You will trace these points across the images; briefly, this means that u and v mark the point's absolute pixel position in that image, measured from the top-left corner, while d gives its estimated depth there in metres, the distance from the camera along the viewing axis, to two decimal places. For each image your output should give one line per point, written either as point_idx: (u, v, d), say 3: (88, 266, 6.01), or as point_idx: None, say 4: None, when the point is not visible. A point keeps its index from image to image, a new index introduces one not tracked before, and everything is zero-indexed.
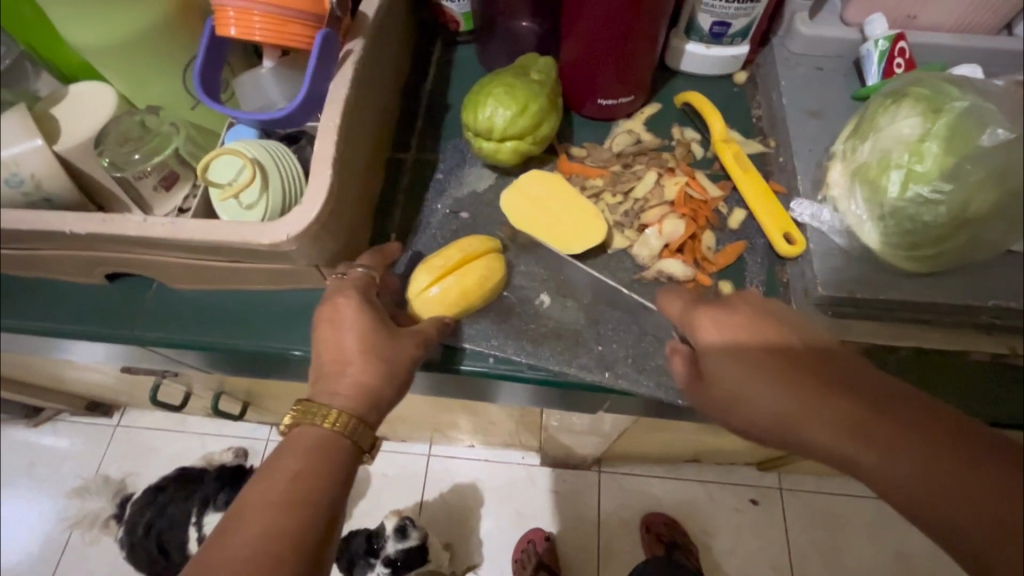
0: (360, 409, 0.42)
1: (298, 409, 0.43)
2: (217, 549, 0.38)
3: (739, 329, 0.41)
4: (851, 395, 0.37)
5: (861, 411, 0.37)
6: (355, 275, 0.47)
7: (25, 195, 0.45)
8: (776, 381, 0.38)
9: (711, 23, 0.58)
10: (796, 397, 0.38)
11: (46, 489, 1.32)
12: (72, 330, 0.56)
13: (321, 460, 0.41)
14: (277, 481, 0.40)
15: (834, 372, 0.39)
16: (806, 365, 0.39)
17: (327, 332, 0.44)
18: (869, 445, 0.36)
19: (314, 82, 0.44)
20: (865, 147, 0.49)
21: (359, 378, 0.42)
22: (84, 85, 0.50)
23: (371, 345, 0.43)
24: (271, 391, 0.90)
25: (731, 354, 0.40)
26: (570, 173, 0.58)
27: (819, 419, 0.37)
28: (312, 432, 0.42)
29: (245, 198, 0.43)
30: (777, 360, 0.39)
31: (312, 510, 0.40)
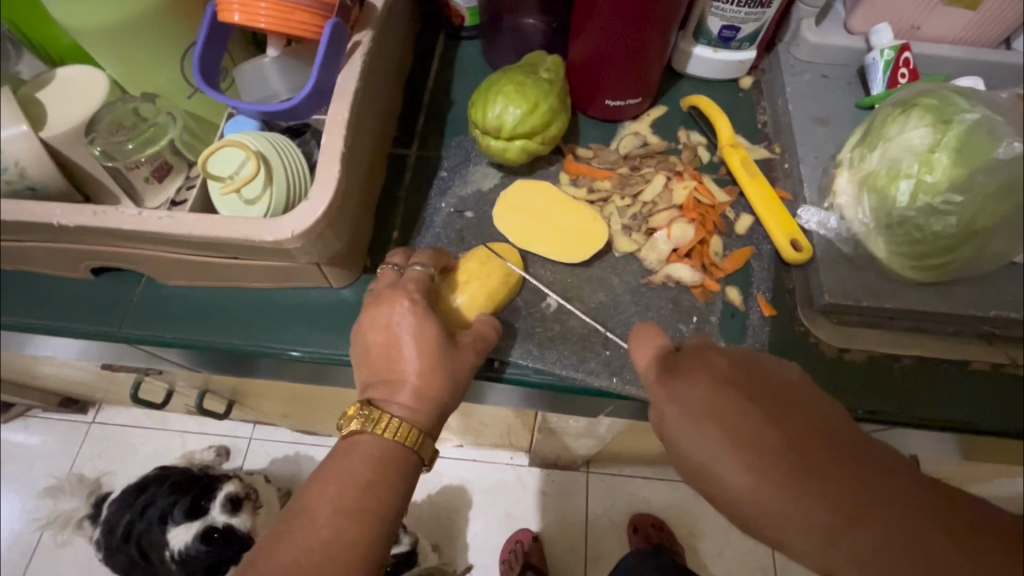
0: (423, 420, 0.41)
1: (362, 413, 0.41)
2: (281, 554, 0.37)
3: (722, 415, 0.39)
4: (830, 478, 0.37)
5: (842, 499, 0.37)
6: (413, 275, 0.45)
7: (8, 183, 0.43)
8: (765, 481, 0.37)
9: (720, 27, 0.58)
10: (788, 496, 0.37)
11: (16, 488, 1.26)
12: (53, 327, 0.54)
13: (389, 471, 0.40)
14: (346, 489, 0.39)
15: (814, 452, 0.38)
16: (790, 456, 0.37)
17: (380, 336, 0.43)
18: (844, 532, 0.37)
19: (322, 73, 0.42)
20: (874, 155, 0.49)
21: (423, 390, 0.41)
22: (72, 68, 0.48)
23: (432, 357, 0.42)
24: (258, 390, 0.88)
25: (715, 450, 0.38)
26: (576, 174, 0.57)
27: (805, 515, 0.37)
28: (376, 441, 0.40)
29: (247, 192, 0.41)
30: (750, 446, 0.38)
31: (381, 521, 0.39)
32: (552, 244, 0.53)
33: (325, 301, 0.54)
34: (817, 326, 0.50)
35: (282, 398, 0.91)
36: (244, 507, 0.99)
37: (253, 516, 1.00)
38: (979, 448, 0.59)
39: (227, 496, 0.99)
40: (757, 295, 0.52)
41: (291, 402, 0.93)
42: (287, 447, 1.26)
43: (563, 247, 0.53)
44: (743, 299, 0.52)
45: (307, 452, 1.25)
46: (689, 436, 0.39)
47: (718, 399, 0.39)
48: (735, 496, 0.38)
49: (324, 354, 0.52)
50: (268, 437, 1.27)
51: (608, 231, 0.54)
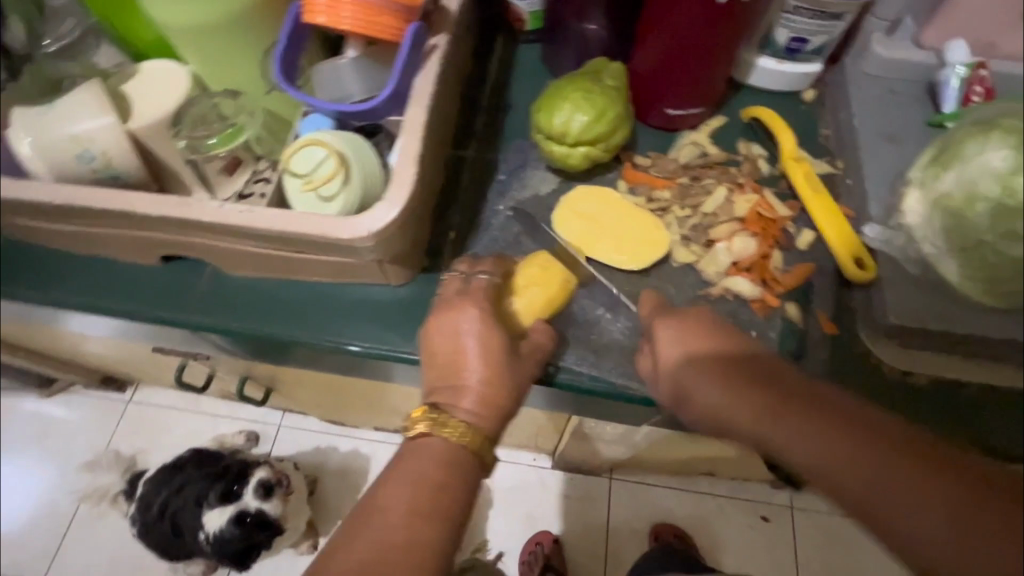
0: (488, 426, 0.42)
1: (429, 416, 0.42)
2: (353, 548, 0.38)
3: (704, 338, 0.43)
4: (810, 402, 0.39)
5: (822, 418, 0.38)
6: (479, 282, 0.46)
7: (94, 171, 0.45)
8: (746, 393, 0.40)
9: (787, 38, 0.57)
10: (761, 407, 0.39)
11: (58, 460, 1.31)
12: (120, 309, 0.56)
13: (456, 475, 0.41)
14: (418, 491, 0.39)
15: (792, 381, 0.40)
16: (767, 377, 0.41)
17: (447, 342, 0.44)
18: (825, 448, 0.37)
19: (401, 76, 0.43)
20: (948, 176, 0.46)
21: (490, 395, 0.42)
22: (156, 62, 0.49)
23: (499, 364, 0.42)
24: (295, 379, 0.89)
25: (694, 369, 0.42)
26: (634, 182, 0.57)
27: (783, 427, 0.39)
28: (443, 445, 0.41)
29: (324, 190, 0.42)
30: (728, 366, 0.41)
31: (449, 523, 0.39)
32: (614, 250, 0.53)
33: (382, 297, 0.54)
34: (880, 347, 0.50)
35: (319, 388, 0.92)
36: (276, 494, 1.00)
37: (284, 503, 1.02)
38: None
39: (260, 481, 0.99)
40: (818, 313, 0.52)
41: (327, 392, 0.95)
42: (316, 436, 1.28)
43: (624, 252, 0.53)
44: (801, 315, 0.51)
45: (334, 442, 1.27)
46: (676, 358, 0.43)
47: (702, 324, 0.44)
48: (711, 408, 0.41)
49: (379, 350, 0.53)
50: (297, 425, 1.29)
51: (669, 240, 0.54)
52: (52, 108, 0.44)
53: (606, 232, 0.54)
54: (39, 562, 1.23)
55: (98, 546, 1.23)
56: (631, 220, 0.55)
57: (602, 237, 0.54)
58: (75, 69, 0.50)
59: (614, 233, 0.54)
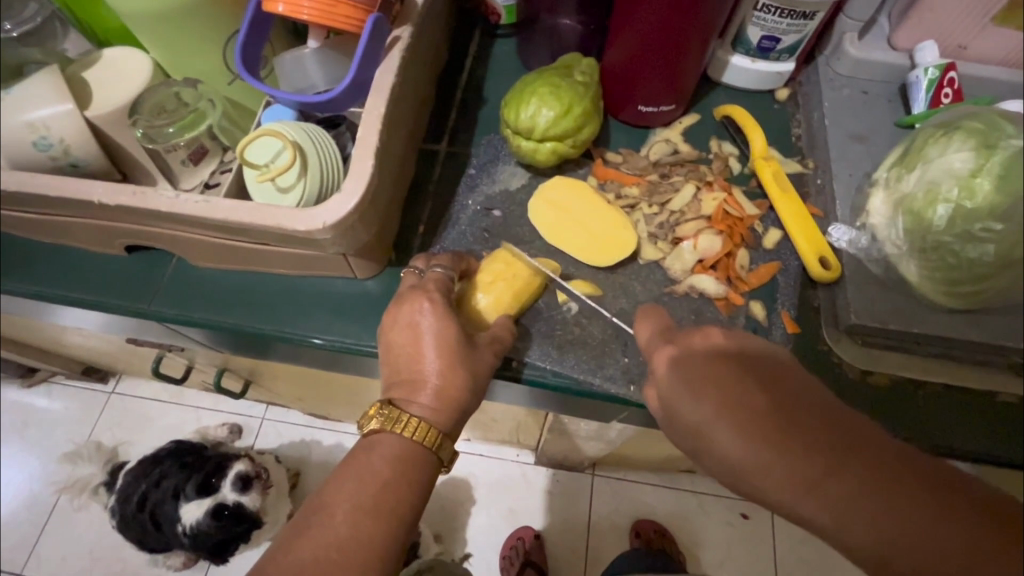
0: (442, 421, 0.42)
1: (382, 413, 0.42)
2: (302, 544, 0.38)
3: (721, 381, 0.37)
4: (849, 458, 0.35)
5: (863, 477, 0.34)
6: (433, 277, 0.46)
7: (53, 159, 0.45)
8: (783, 452, 0.35)
9: (759, 37, 0.57)
10: (801, 472, 0.34)
11: (39, 451, 1.31)
12: (85, 299, 0.55)
13: (408, 471, 0.41)
14: (366, 487, 0.40)
15: (825, 430, 0.35)
16: (801, 429, 0.35)
17: (403, 335, 0.44)
18: (869, 513, 0.34)
19: (362, 67, 0.42)
20: (911, 177, 0.47)
21: (442, 390, 0.42)
22: (118, 49, 0.49)
23: (452, 358, 0.42)
24: (274, 373, 0.89)
25: (718, 422, 0.36)
26: (604, 178, 0.57)
27: (824, 492, 0.34)
28: (395, 441, 0.41)
29: (281, 181, 0.42)
30: (742, 408, 0.36)
31: (398, 521, 0.40)
32: (580, 249, 0.53)
33: (349, 291, 0.54)
34: (841, 346, 0.50)
35: (297, 381, 0.92)
36: (254, 487, 1.00)
37: (263, 496, 1.01)
38: (995, 479, 0.58)
39: (238, 474, 0.99)
40: (781, 312, 0.51)
41: (306, 385, 0.95)
42: (298, 429, 1.28)
43: (589, 252, 0.53)
44: (766, 314, 0.51)
45: (317, 436, 1.27)
46: (684, 397, 0.38)
47: (717, 362, 0.38)
48: (744, 470, 0.35)
49: (345, 343, 0.53)
50: (280, 418, 1.29)
51: (637, 238, 0.53)
52: (9, 94, 0.43)
53: (575, 227, 0.54)
54: (18, 553, 1.22)
55: (77, 537, 1.23)
56: (603, 215, 0.54)
57: (570, 231, 0.54)
58: (37, 55, 0.49)
59: (583, 228, 0.54)
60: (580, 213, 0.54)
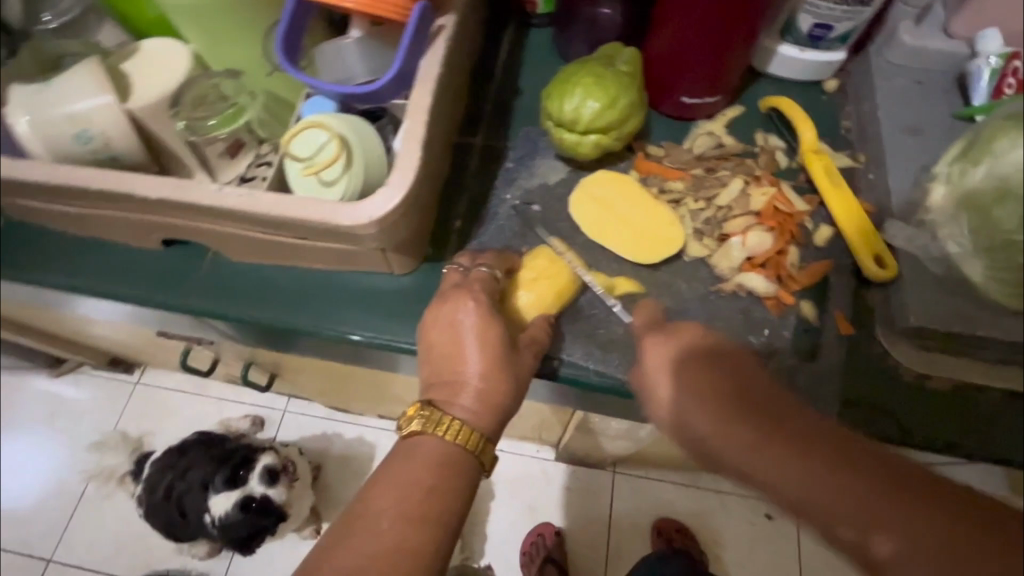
0: (484, 425, 0.41)
1: (422, 415, 0.41)
2: (344, 552, 0.38)
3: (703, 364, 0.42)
4: (817, 453, 0.38)
5: (829, 470, 0.37)
6: (479, 276, 0.45)
7: (93, 152, 0.44)
8: (755, 442, 0.39)
9: (811, 24, 0.55)
10: (768, 459, 0.38)
11: (66, 439, 1.33)
12: (121, 292, 0.55)
13: (449, 477, 0.40)
14: (408, 494, 0.39)
15: (798, 424, 0.39)
16: (772, 423, 0.39)
17: (443, 335, 0.43)
18: (834, 502, 0.37)
19: (406, 57, 0.41)
20: (977, 172, 0.43)
21: (485, 392, 0.41)
22: (156, 40, 0.48)
23: (495, 360, 0.41)
24: (299, 366, 0.89)
25: (697, 413, 0.41)
26: (645, 172, 0.55)
27: (789, 478, 0.38)
28: (436, 444, 0.40)
29: (326, 175, 0.41)
30: (719, 393, 0.40)
31: (443, 528, 0.39)
32: (628, 248, 0.52)
33: (385, 286, 0.53)
34: (898, 349, 0.49)
35: (321, 375, 0.92)
36: (281, 480, 1.00)
37: (288, 489, 1.02)
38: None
39: (266, 466, 1.00)
40: (834, 312, 0.50)
41: (329, 380, 0.94)
42: (319, 422, 1.28)
43: (636, 249, 0.52)
44: (817, 314, 0.50)
45: (338, 429, 1.27)
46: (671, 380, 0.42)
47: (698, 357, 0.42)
48: (717, 445, 0.40)
49: (381, 339, 0.52)
50: (301, 411, 1.30)
51: (684, 237, 0.52)
52: (51, 85, 0.43)
53: (619, 224, 0.53)
54: (48, 539, 1.25)
55: (104, 525, 1.25)
56: (648, 211, 0.53)
57: (615, 228, 0.52)
58: (75, 46, 0.49)
59: (628, 225, 0.53)
60: (623, 209, 0.53)
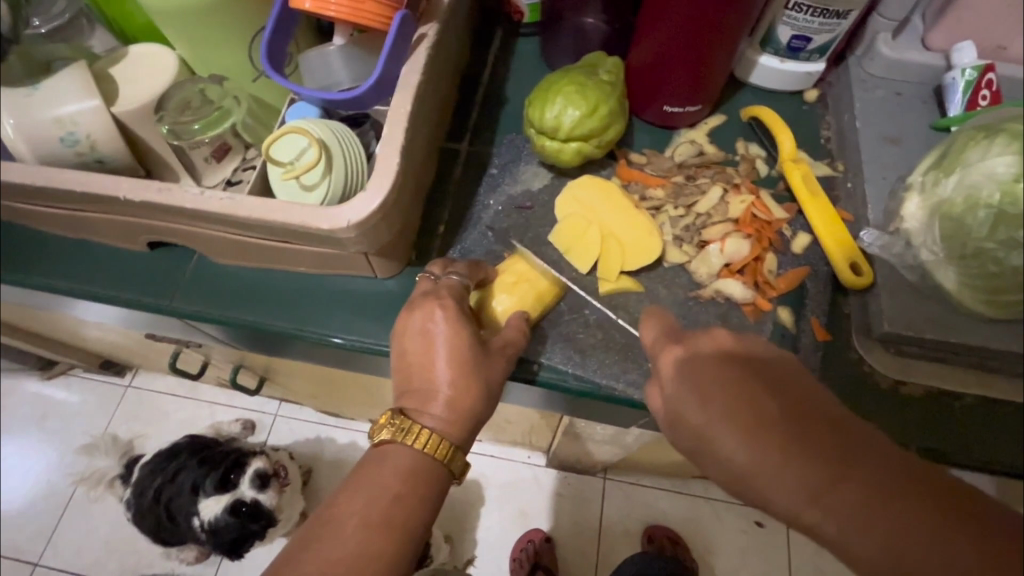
0: (454, 433, 0.41)
1: (393, 423, 0.41)
2: (310, 557, 0.37)
3: (726, 381, 0.38)
4: (839, 467, 0.35)
5: (843, 485, 0.35)
6: (449, 282, 0.46)
7: (79, 155, 0.45)
8: (805, 476, 0.35)
9: (790, 36, 0.56)
10: (784, 461, 0.35)
11: (56, 442, 1.32)
12: (106, 294, 0.55)
13: (418, 484, 0.40)
14: (376, 500, 0.39)
15: (828, 445, 0.36)
16: (798, 439, 0.36)
17: (415, 343, 0.43)
18: (845, 513, 0.35)
19: (388, 64, 0.42)
20: (950, 182, 0.45)
21: (455, 401, 0.41)
22: (144, 46, 0.49)
23: (465, 368, 0.42)
24: (288, 370, 0.89)
25: (707, 411, 0.38)
26: (628, 179, 0.56)
27: (807, 489, 0.35)
28: (405, 452, 0.40)
29: (306, 179, 0.42)
30: (743, 416, 0.37)
31: (409, 535, 0.39)
32: (600, 261, 0.52)
33: (369, 290, 0.54)
34: (874, 355, 0.49)
35: (312, 379, 0.92)
36: (272, 484, 1.00)
37: (279, 494, 1.02)
38: None
39: (257, 471, 1.00)
40: (810, 318, 0.51)
41: (319, 383, 0.94)
42: (310, 426, 1.28)
43: (611, 256, 0.51)
44: (794, 320, 0.51)
45: (329, 433, 1.27)
46: (689, 398, 0.39)
47: (719, 373, 0.39)
48: (740, 471, 0.37)
49: (364, 343, 0.52)
50: (292, 414, 1.30)
51: (662, 244, 0.52)
52: (37, 89, 0.43)
53: (598, 227, 0.52)
54: (35, 543, 1.24)
55: (92, 529, 1.24)
56: (628, 215, 0.53)
57: (594, 231, 0.52)
58: (64, 51, 0.49)
59: (608, 230, 0.53)
60: (604, 215, 0.53)
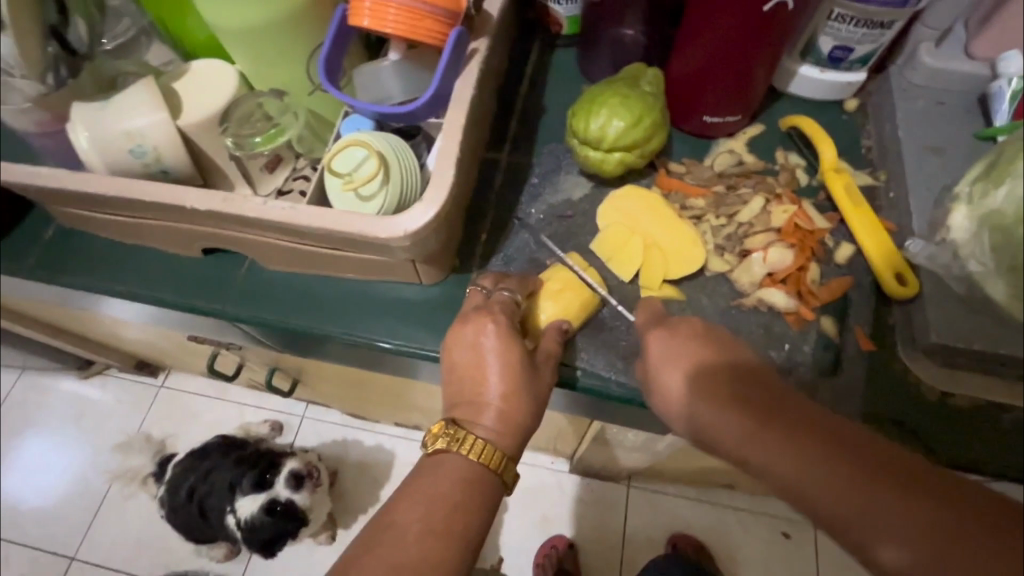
0: (506, 443, 0.42)
1: (447, 433, 0.42)
2: (373, 561, 0.38)
3: (687, 350, 0.43)
4: (830, 446, 0.37)
5: (834, 463, 0.37)
6: (499, 298, 0.47)
7: (146, 166, 0.47)
8: (753, 432, 0.39)
9: (832, 46, 0.56)
10: (772, 437, 0.38)
11: (92, 440, 1.37)
12: (161, 298, 0.58)
13: (474, 492, 0.41)
14: (435, 507, 0.40)
15: (782, 408, 0.39)
16: (788, 417, 0.39)
17: (466, 355, 0.44)
18: (824, 485, 0.37)
19: (443, 79, 0.43)
20: (999, 190, 0.43)
21: (507, 412, 0.42)
22: (205, 61, 0.51)
23: (515, 379, 0.43)
24: (321, 373, 0.91)
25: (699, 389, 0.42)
26: (668, 189, 0.57)
27: (796, 464, 0.37)
28: (461, 461, 0.42)
29: (364, 190, 0.43)
30: (702, 380, 0.42)
31: (466, 543, 0.40)
32: (642, 270, 0.53)
33: (413, 296, 0.55)
34: (918, 366, 0.49)
35: (343, 381, 0.94)
36: (306, 484, 1.02)
37: (313, 494, 1.03)
38: None
39: (292, 471, 1.02)
40: (854, 328, 0.51)
41: (350, 386, 0.96)
42: (337, 428, 1.30)
43: (654, 266, 0.52)
44: (837, 330, 0.51)
45: (356, 436, 1.29)
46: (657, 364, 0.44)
47: (681, 342, 0.44)
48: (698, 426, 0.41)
49: (409, 348, 0.54)
50: (320, 416, 1.32)
51: (705, 254, 0.53)
52: (110, 104, 0.46)
53: (639, 237, 0.53)
54: (72, 537, 1.28)
55: (126, 525, 1.27)
56: (669, 223, 0.54)
57: (635, 241, 0.53)
58: (130, 66, 0.52)
59: (649, 240, 0.53)
60: (645, 224, 0.54)
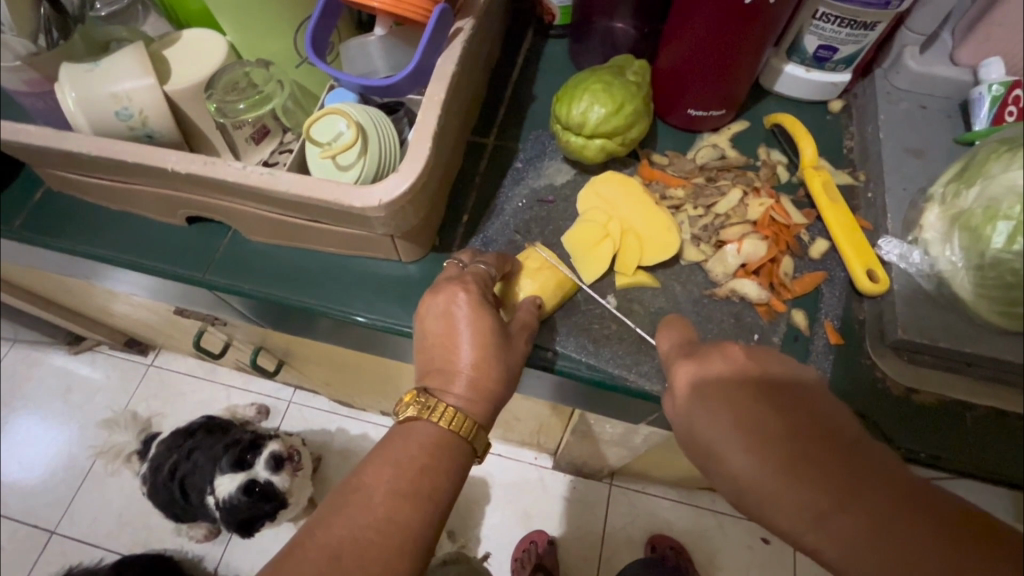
0: (476, 411, 0.43)
1: (418, 401, 0.43)
2: (336, 522, 0.39)
3: (737, 399, 0.40)
4: (899, 529, 0.37)
5: (895, 547, 0.36)
6: (476, 269, 0.47)
7: (131, 129, 0.48)
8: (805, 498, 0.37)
9: (816, 45, 0.56)
10: (840, 526, 0.37)
11: (79, 415, 1.37)
12: (145, 264, 0.58)
13: (443, 458, 0.42)
14: (403, 472, 0.40)
15: (836, 465, 0.38)
16: (834, 469, 0.38)
17: (437, 323, 0.45)
18: (869, 543, 0.37)
19: (425, 55, 0.44)
20: (971, 193, 0.45)
21: (477, 379, 0.43)
22: (195, 30, 0.52)
23: (487, 350, 0.43)
24: (307, 354, 0.92)
25: (764, 466, 0.38)
26: (650, 179, 0.58)
27: (847, 524, 0.37)
28: (430, 427, 0.42)
29: (342, 159, 0.44)
30: (754, 435, 0.39)
31: (434, 505, 0.40)
32: (616, 258, 0.53)
33: (393, 273, 0.56)
34: (886, 362, 0.49)
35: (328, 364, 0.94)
36: (285, 467, 1.02)
37: (292, 477, 1.03)
38: None
39: (272, 453, 1.01)
40: (824, 321, 0.51)
41: (335, 370, 0.97)
42: (322, 414, 1.31)
43: (627, 254, 0.53)
44: (808, 323, 0.52)
45: (342, 423, 1.29)
46: (700, 418, 0.40)
47: (725, 391, 0.41)
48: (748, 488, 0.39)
49: (387, 323, 0.54)
50: (306, 402, 1.33)
51: (680, 242, 0.53)
52: (98, 66, 0.46)
53: (618, 222, 0.54)
54: (53, 511, 1.28)
55: (108, 501, 1.28)
56: (649, 211, 0.54)
57: (613, 225, 0.53)
58: (122, 33, 0.53)
59: (627, 225, 0.54)
60: (628, 209, 0.55)
